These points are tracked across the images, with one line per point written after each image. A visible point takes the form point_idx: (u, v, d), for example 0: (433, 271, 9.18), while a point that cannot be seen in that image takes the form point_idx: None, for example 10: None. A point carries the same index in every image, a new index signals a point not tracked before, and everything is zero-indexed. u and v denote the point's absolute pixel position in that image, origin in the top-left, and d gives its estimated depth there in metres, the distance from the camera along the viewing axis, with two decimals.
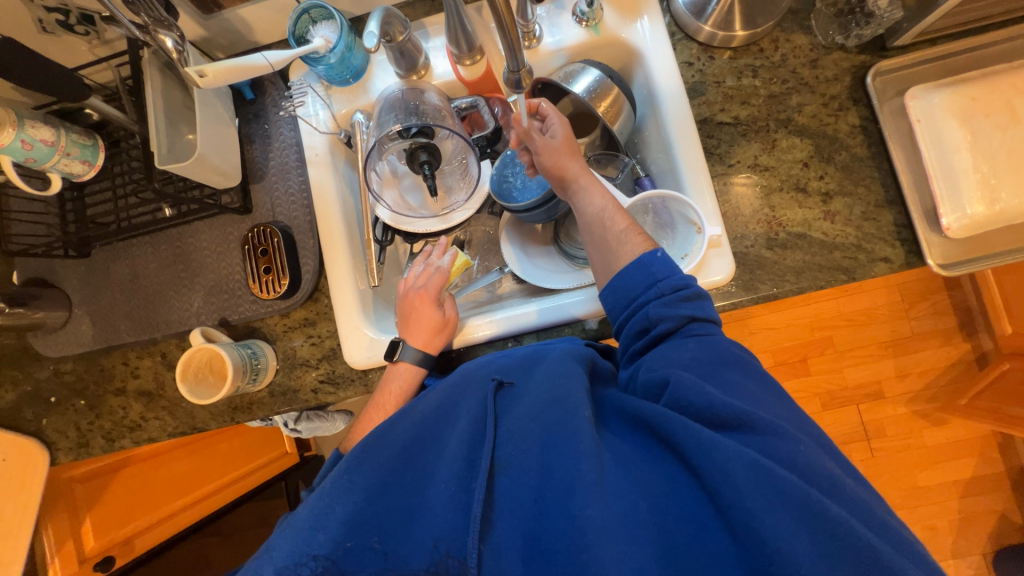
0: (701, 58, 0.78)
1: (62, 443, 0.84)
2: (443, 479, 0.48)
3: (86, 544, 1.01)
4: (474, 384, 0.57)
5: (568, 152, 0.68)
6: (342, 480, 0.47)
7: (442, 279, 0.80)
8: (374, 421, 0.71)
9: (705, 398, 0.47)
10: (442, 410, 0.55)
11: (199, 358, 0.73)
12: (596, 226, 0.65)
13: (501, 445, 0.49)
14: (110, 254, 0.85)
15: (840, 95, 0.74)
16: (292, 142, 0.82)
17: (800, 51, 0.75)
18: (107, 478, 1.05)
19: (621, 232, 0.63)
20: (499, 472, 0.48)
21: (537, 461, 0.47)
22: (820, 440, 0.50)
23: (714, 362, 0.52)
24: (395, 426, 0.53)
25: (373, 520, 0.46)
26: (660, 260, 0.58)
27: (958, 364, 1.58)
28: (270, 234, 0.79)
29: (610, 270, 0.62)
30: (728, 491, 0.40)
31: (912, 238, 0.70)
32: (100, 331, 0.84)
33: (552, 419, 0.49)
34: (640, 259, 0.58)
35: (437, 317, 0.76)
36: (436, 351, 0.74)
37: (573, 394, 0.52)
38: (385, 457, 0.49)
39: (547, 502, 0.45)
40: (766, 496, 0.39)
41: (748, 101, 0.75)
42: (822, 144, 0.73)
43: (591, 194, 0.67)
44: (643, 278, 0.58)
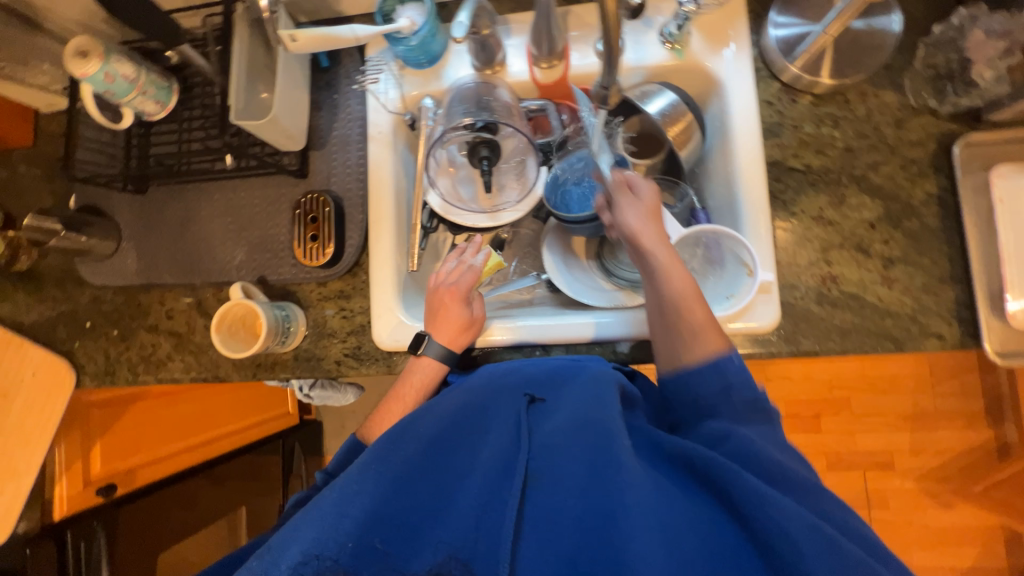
0: (783, 99, 0.76)
1: (90, 368, 0.86)
2: (477, 485, 0.49)
3: (92, 467, 1.01)
4: (506, 393, 0.59)
5: (651, 218, 0.67)
6: (372, 471, 0.48)
7: (473, 277, 0.80)
8: (393, 408, 0.73)
9: (758, 455, 0.49)
10: (473, 415, 0.56)
11: (236, 312, 0.74)
12: (670, 296, 0.62)
13: (536, 459, 0.50)
14: (165, 195, 0.87)
15: (921, 160, 0.71)
16: (358, 116, 0.82)
17: (888, 109, 0.72)
18: (121, 407, 1.08)
19: (697, 324, 0.59)
20: (534, 485, 0.48)
21: (576, 484, 0.47)
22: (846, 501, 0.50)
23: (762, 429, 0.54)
24: (426, 421, 0.54)
25: (405, 515, 0.46)
26: (736, 368, 0.57)
27: (977, 449, 1.53)
28: (322, 203, 0.79)
29: (677, 362, 0.60)
30: (787, 550, 0.39)
31: (970, 319, 0.68)
32: (143, 267, 0.86)
33: (591, 443, 0.49)
34: (716, 362, 0.57)
35: (465, 314, 0.76)
36: (460, 348, 0.74)
37: (613, 419, 0.51)
38: (415, 454, 0.50)
39: (584, 523, 0.45)
40: (826, 560, 0.39)
41: (823, 151, 0.73)
42: (891, 208, 0.71)
43: (669, 268, 0.63)
44: (717, 381, 0.56)
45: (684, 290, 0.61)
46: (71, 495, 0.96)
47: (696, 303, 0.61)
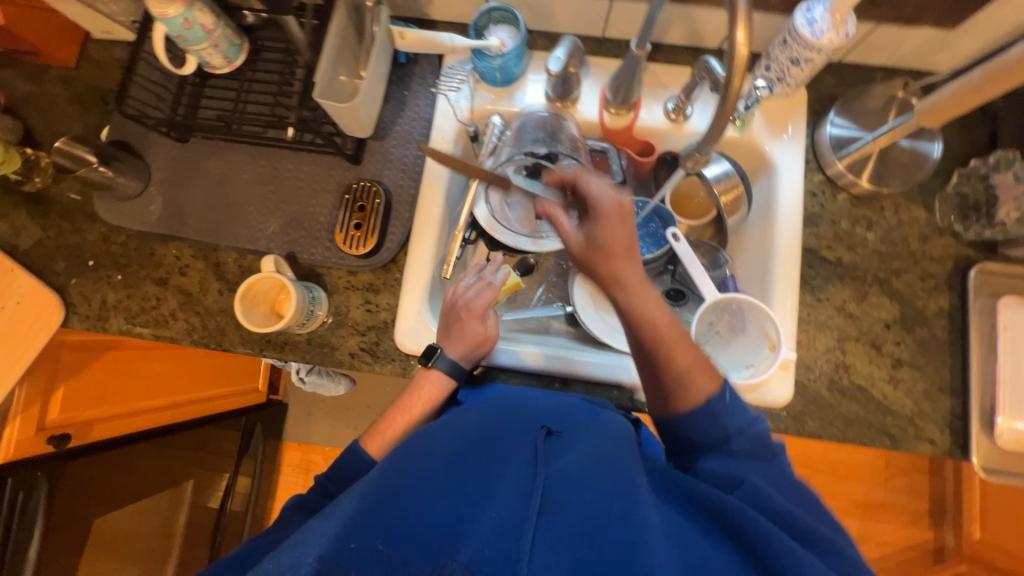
0: (825, 192, 0.81)
1: (83, 309, 0.81)
2: (495, 499, 0.47)
3: (50, 412, 0.93)
4: (522, 425, 0.60)
5: (620, 252, 0.60)
6: (390, 485, 0.49)
7: (491, 296, 0.77)
8: (398, 417, 0.72)
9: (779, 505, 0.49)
10: (489, 439, 0.57)
11: (263, 285, 0.72)
12: (651, 343, 0.59)
13: (552, 483, 0.49)
14: (206, 149, 0.84)
15: (938, 275, 0.77)
16: (423, 117, 0.83)
17: (916, 223, 0.79)
18: (93, 354, 1.02)
19: (682, 369, 0.58)
20: (551, 508, 0.47)
21: (599, 516, 0.47)
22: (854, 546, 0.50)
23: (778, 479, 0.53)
24: (443, 445, 0.56)
25: (419, 525, 0.45)
26: (728, 409, 0.57)
27: (917, 547, 1.60)
28: (373, 193, 0.79)
29: (669, 401, 0.59)
30: None
31: (961, 431, 0.72)
32: (167, 217, 0.82)
33: (613, 480, 0.51)
34: (710, 406, 0.56)
35: (478, 333, 0.74)
36: (469, 365, 0.74)
37: (631, 465, 0.54)
38: (431, 472, 0.51)
39: (604, 551, 0.44)
40: None
41: (854, 248, 0.79)
42: (906, 313, 0.76)
43: (652, 320, 0.59)
44: (713, 430, 0.56)
45: (669, 339, 0.59)
46: (22, 437, 0.88)
47: (684, 345, 0.59)
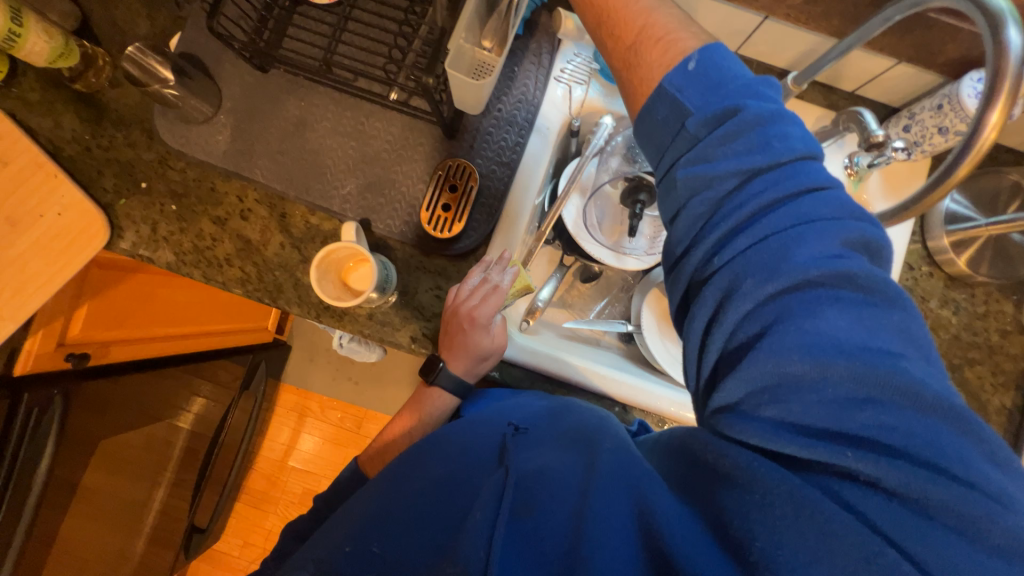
0: (920, 267, 0.79)
1: (130, 234, 0.75)
2: (467, 500, 0.50)
3: (72, 328, 0.89)
4: (494, 424, 0.61)
5: None
6: (379, 491, 0.54)
7: (497, 302, 0.68)
8: (397, 423, 0.74)
9: (756, 360, 0.41)
10: (474, 446, 0.57)
11: (340, 253, 0.67)
12: (605, 28, 0.56)
13: (521, 478, 0.49)
14: (287, 85, 0.76)
15: (1009, 373, 0.77)
16: (528, 99, 0.76)
17: (999, 316, 0.78)
18: (119, 274, 0.96)
19: (635, 41, 0.53)
20: (524, 514, 0.46)
21: (558, 509, 0.46)
22: (899, 377, 0.38)
23: (766, 255, 0.43)
24: (434, 455, 0.57)
25: (396, 528, 0.49)
26: (696, 82, 0.48)
27: None
28: (467, 175, 0.73)
29: (640, 93, 0.53)
30: (765, 537, 0.38)
31: None
32: (235, 152, 0.75)
33: (573, 462, 0.50)
34: (665, 86, 0.49)
35: (479, 344, 0.68)
36: (474, 378, 0.71)
37: (603, 444, 0.52)
38: (417, 483, 0.53)
39: (559, 542, 0.44)
40: (799, 517, 0.37)
41: (936, 330, 0.77)
42: (972, 404, 0.76)
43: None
44: (675, 121, 0.49)
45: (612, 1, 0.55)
46: (41, 351, 0.83)
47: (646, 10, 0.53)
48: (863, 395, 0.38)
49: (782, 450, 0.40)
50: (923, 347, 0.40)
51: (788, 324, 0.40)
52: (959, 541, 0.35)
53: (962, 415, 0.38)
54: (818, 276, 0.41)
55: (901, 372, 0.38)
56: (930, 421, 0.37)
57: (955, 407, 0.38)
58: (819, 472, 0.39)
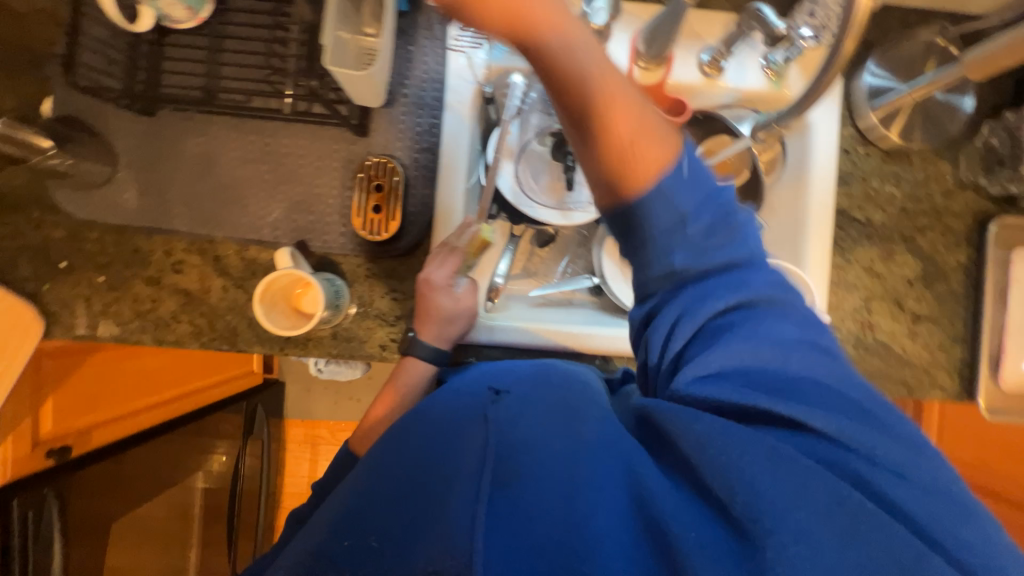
0: (857, 149, 0.79)
1: (65, 318, 0.72)
2: (448, 486, 0.47)
3: (42, 425, 0.86)
4: (470, 392, 0.58)
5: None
6: (361, 484, 0.51)
7: (454, 262, 0.70)
8: (379, 407, 0.72)
9: (733, 356, 0.48)
10: (454, 413, 0.54)
11: (281, 281, 0.65)
12: (617, 163, 0.49)
13: (504, 452, 0.48)
14: (180, 123, 0.72)
15: (958, 231, 0.79)
16: (433, 76, 0.74)
17: (942, 177, 0.79)
18: (77, 358, 0.92)
19: (620, 141, 0.48)
20: (510, 482, 0.46)
21: (542, 477, 0.47)
22: (833, 365, 0.48)
23: (728, 271, 0.50)
24: (413, 432, 0.54)
25: (381, 520, 0.48)
26: (686, 175, 0.49)
27: None
28: (390, 170, 0.71)
29: (625, 162, 0.49)
30: (748, 491, 0.41)
31: (969, 378, 0.78)
32: (147, 206, 0.72)
33: (559, 423, 0.51)
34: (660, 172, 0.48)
35: (445, 310, 0.69)
36: (445, 344, 0.71)
37: (584, 410, 0.53)
38: (403, 465, 0.51)
39: (552, 512, 0.45)
40: (785, 480, 0.41)
41: (883, 207, 0.78)
42: (927, 270, 0.78)
43: (580, 73, 0.46)
44: (668, 208, 0.49)
45: (604, 97, 0.47)
46: (17, 456, 0.81)
47: (630, 111, 0.47)
48: (825, 390, 0.46)
49: (755, 405, 0.46)
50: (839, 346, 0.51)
51: (756, 333, 0.48)
52: (917, 493, 0.42)
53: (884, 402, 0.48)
54: (766, 292, 0.50)
55: (840, 368, 0.48)
56: (863, 397, 0.47)
57: (874, 394, 0.48)
58: (796, 435, 0.45)
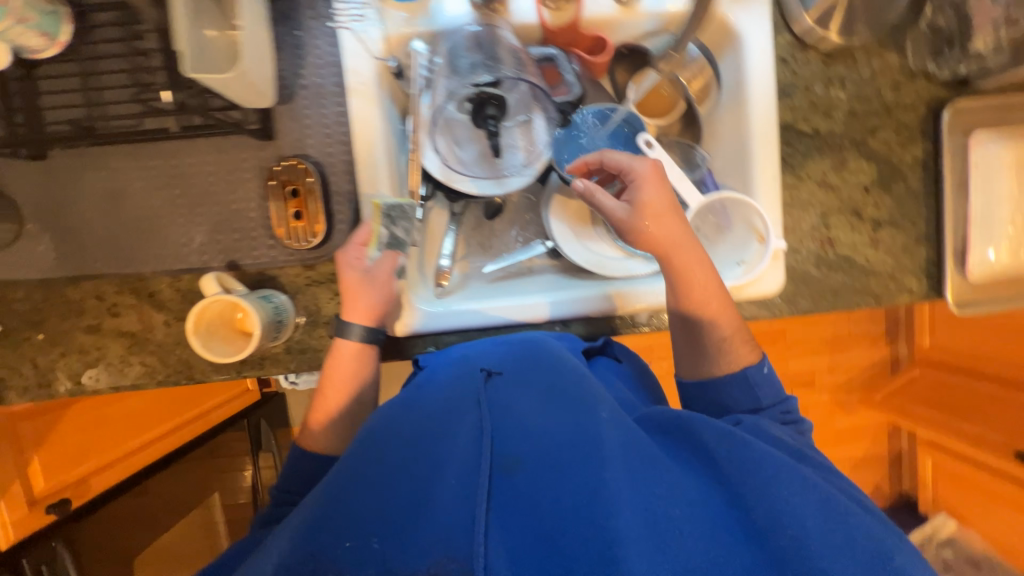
0: (796, 56, 0.74)
1: (15, 382, 0.70)
2: (450, 482, 0.48)
3: (34, 484, 0.88)
4: (462, 384, 0.62)
5: (661, 212, 0.65)
6: (349, 477, 0.51)
7: (360, 231, 0.67)
8: (326, 401, 0.70)
9: (760, 427, 0.57)
10: (448, 409, 0.58)
11: (214, 308, 0.63)
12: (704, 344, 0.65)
13: (511, 449, 0.51)
14: (77, 162, 0.67)
15: (912, 125, 0.75)
16: (330, 60, 0.68)
17: (889, 71, 0.74)
18: (51, 416, 0.91)
19: (724, 338, 0.65)
20: (513, 468, 0.49)
21: (553, 462, 0.49)
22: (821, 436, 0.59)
23: (770, 397, 0.63)
24: (404, 427, 0.57)
25: (379, 519, 0.46)
26: (765, 377, 0.64)
27: (878, 363, 1.85)
28: (302, 172, 0.67)
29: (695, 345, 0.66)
30: (766, 499, 0.45)
31: (936, 275, 0.76)
32: (65, 255, 0.68)
33: (565, 415, 0.55)
34: (748, 374, 0.63)
35: (358, 284, 0.67)
36: (353, 315, 0.67)
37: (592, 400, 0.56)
38: (394, 455, 0.53)
39: (563, 500, 0.45)
40: (795, 487, 0.46)
41: (830, 114, 0.74)
42: (884, 172, 0.75)
43: (684, 268, 0.65)
44: (745, 391, 0.63)
45: (717, 304, 0.65)
46: (16, 518, 0.85)
47: (729, 319, 0.65)
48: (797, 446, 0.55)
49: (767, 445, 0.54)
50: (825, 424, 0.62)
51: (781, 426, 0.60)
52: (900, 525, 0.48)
53: None
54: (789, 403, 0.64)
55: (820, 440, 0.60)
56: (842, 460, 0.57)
57: None
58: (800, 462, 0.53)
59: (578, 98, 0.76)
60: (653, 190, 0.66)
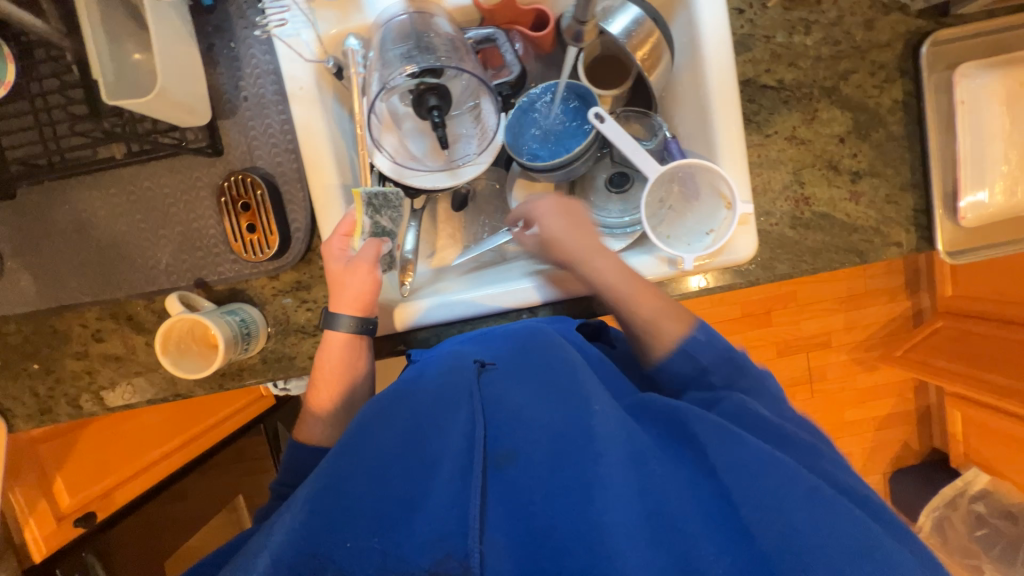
0: (754, 5, 0.69)
1: (20, 410, 0.75)
2: (445, 476, 0.46)
3: (61, 501, 0.96)
4: (454, 367, 0.58)
5: (563, 229, 0.72)
6: (339, 467, 0.48)
7: (342, 221, 0.67)
8: (319, 394, 0.68)
9: (748, 412, 0.53)
10: (441, 397, 0.54)
11: (181, 326, 0.66)
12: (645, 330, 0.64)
13: (504, 439, 0.48)
14: (43, 197, 0.70)
15: (889, 64, 0.69)
16: (267, 68, 0.68)
17: (858, 8, 0.68)
18: (67, 437, 0.98)
19: (649, 317, 0.63)
20: (506, 463, 0.47)
21: (545, 453, 0.47)
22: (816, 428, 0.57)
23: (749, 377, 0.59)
24: (395, 417, 0.53)
25: (373, 515, 0.44)
26: (703, 346, 0.60)
27: (899, 317, 1.76)
28: (251, 185, 0.68)
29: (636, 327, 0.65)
30: (754, 489, 0.44)
31: (926, 225, 0.70)
32: (44, 288, 0.71)
33: (560, 399, 0.52)
34: (686, 347, 0.60)
35: (343, 275, 0.66)
36: (342, 304, 0.67)
37: (584, 382, 0.53)
38: (385, 447, 0.49)
39: (557, 494, 0.44)
40: (787, 482, 0.44)
41: (796, 63, 0.69)
42: (861, 118, 0.70)
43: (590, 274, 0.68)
44: (689, 365, 0.59)
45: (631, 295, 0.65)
46: (46, 533, 0.93)
47: (654, 301, 0.64)
48: (802, 439, 0.52)
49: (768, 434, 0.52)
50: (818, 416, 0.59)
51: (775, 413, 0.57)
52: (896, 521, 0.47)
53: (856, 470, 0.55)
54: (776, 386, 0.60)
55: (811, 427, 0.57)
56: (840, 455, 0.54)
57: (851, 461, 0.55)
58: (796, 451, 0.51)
59: (519, 76, 0.74)
60: (574, 234, 0.71)
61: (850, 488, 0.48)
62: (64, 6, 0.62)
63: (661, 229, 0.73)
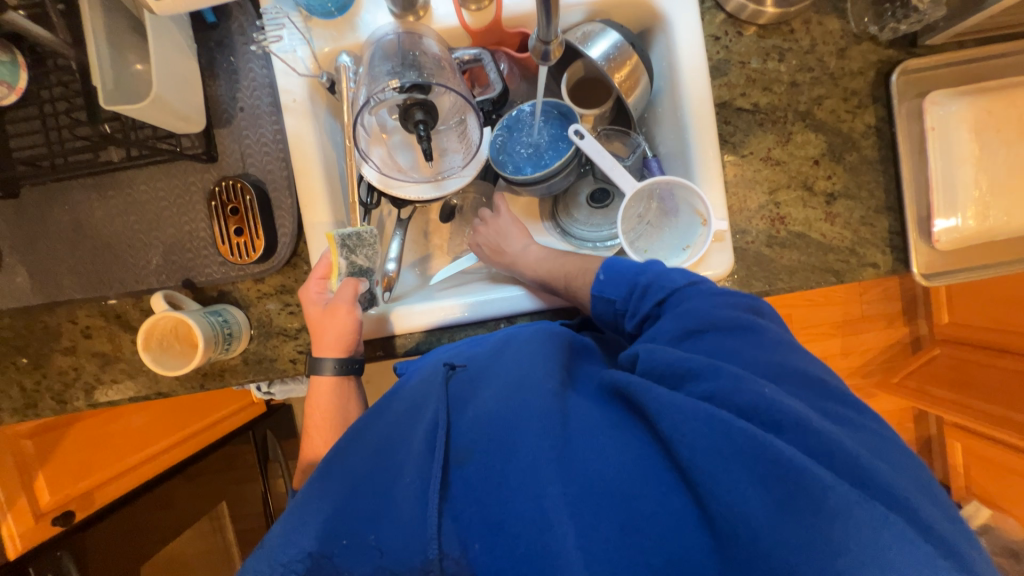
0: (729, 32, 0.72)
1: (5, 404, 0.76)
2: (408, 475, 0.46)
3: (40, 499, 0.96)
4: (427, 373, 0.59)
5: (502, 232, 0.81)
6: (323, 473, 0.50)
7: (320, 263, 0.69)
8: (315, 442, 0.67)
9: (672, 360, 0.50)
10: (412, 405, 0.55)
11: (164, 324, 0.68)
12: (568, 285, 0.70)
13: (461, 433, 0.49)
14: (45, 197, 0.73)
15: (861, 90, 0.71)
16: (263, 82, 0.72)
17: (830, 37, 0.71)
18: (56, 433, 1.00)
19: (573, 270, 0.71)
20: (465, 459, 0.47)
21: (497, 443, 0.47)
22: (809, 376, 0.49)
23: (693, 322, 0.54)
24: (372, 428, 0.54)
25: (351, 520, 0.45)
26: (606, 282, 0.64)
27: (897, 344, 1.74)
28: (241, 190, 0.70)
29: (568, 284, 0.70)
30: (695, 457, 0.42)
31: (902, 246, 0.71)
32: (38, 284, 0.73)
33: (514, 387, 0.52)
34: (597, 292, 0.65)
35: (323, 318, 0.66)
36: (325, 350, 0.66)
37: (537, 370, 0.53)
38: (358, 458, 0.50)
39: (510, 481, 0.44)
40: (731, 458, 0.42)
41: (770, 87, 0.71)
42: (834, 142, 0.71)
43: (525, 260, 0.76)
44: (607, 304, 0.64)
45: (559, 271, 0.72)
46: (23, 530, 0.92)
47: (578, 262, 0.72)
48: (778, 388, 0.47)
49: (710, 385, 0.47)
50: (795, 348, 0.52)
51: (733, 351, 0.50)
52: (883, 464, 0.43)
53: (849, 402, 0.49)
54: (740, 317, 0.53)
55: (770, 348, 0.51)
56: (822, 394, 0.48)
57: (835, 393, 0.49)
58: (745, 397, 0.45)
59: (501, 94, 0.76)
60: (515, 234, 0.80)
61: (842, 450, 0.42)
62: (77, 21, 0.66)
63: (639, 243, 0.75)
